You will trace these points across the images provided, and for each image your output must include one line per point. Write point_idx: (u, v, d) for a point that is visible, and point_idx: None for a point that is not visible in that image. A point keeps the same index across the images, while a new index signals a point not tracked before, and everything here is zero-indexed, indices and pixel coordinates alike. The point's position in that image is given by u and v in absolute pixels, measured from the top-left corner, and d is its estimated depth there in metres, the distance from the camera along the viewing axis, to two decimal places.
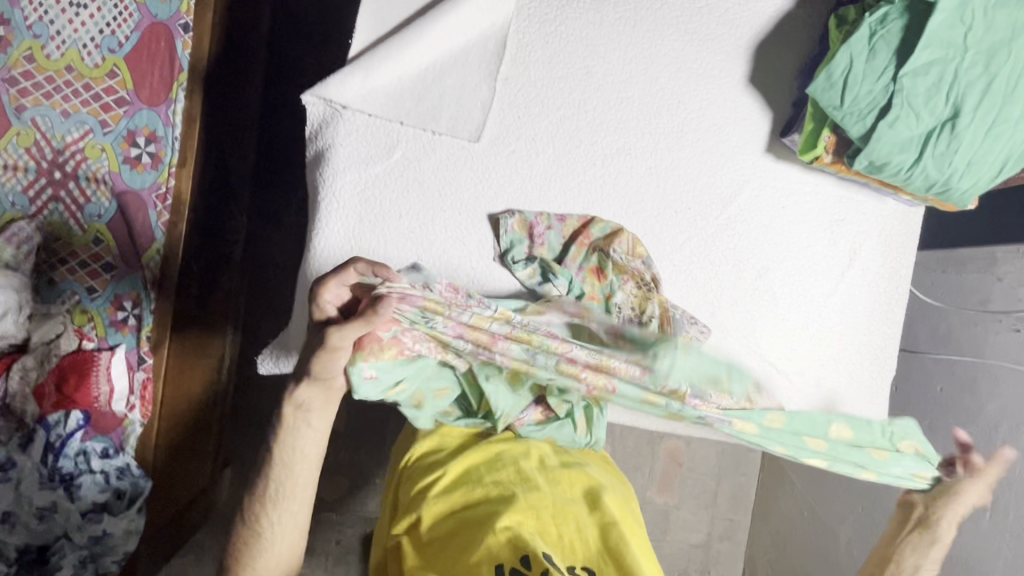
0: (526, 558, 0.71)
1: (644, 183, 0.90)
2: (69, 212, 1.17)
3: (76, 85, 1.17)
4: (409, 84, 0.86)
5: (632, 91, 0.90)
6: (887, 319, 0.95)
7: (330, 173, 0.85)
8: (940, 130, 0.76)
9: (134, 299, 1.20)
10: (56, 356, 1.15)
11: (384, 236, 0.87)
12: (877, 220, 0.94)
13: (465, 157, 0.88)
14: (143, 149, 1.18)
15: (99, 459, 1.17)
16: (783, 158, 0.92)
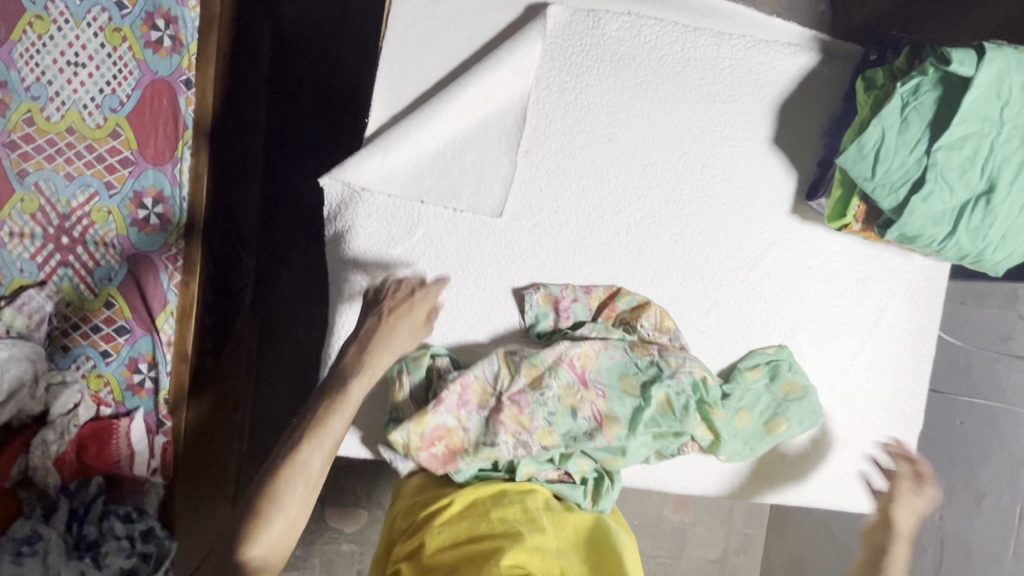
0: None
1: (669, 250, 0.89)
2: (79, 277, 1.15)
3: (79, 147, 1.14)
4: (428, 161, 0.84)
5: (655, 156, 0.88)
6: (914, 375, 0.95)
7: (351, 256, 0.84)
8: (974, 204, 0.75)
9: (149, 361, 1.18)
10: (76, 426, 1.14)
11: (411, 309, 0.85)
12: (903, 277, 0.93)
13: (487, 233, 0.86)
14: (151, 211, 1.16)
15: (124, 524, 1.15)
16: (809, 220, 0.91)
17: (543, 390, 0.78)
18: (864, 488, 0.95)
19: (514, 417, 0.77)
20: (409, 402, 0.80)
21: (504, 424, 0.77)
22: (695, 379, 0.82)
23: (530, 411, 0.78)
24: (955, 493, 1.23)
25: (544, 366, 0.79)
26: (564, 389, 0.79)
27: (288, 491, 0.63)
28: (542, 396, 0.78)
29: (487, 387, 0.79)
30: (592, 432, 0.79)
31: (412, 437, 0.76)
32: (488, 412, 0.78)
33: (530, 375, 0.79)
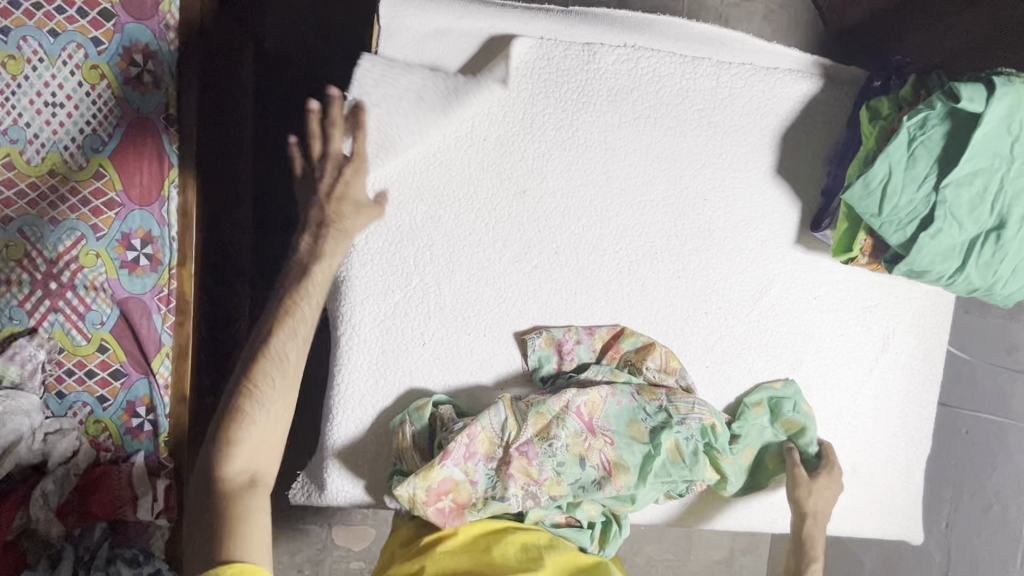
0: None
1: (672, 286, 0.87)
2: (71, 322, 1.13)
3: (62, 190, 1.10)
4: (424, 208, 0.82)
5: (655, 192, 0.85)
6: (922, 399, 0.94)
7: (347, 307, 0.82)
8: (984, 239, 0.74)
9: (146, 404, 1.16)
10: (75, 474, 1.13)
11: (412, 357, 0.84)
12: (909, 303, 0.92)
13: (486, 278, 0.84)
14: (139, 252, 1.13)
15: (130, 569, 1.14)
16: (814, 249, 0.89)
17: (551, 439, 0.77)
18: (874, 513, 0.95)
19: (523, 469, 0.76)
20: (412, 451, 0.79)
21: (512, 476, 0.76)
22: (703, 423, 0.81)
23: (538, 462, 0.76)
24: (961, 502, 1.24)
25: (552, 416, 0.78)
26: (572, 438, 0.78)
27: (264, 396, 0.68)
28: (550, 447, 0.77)
29: (495, 438, 0.77)
30: (601, 481, 0.78)
31: (418, 490, 0.74)
32: (496, 463, 0.77)
33: (538, 424, 0.78)
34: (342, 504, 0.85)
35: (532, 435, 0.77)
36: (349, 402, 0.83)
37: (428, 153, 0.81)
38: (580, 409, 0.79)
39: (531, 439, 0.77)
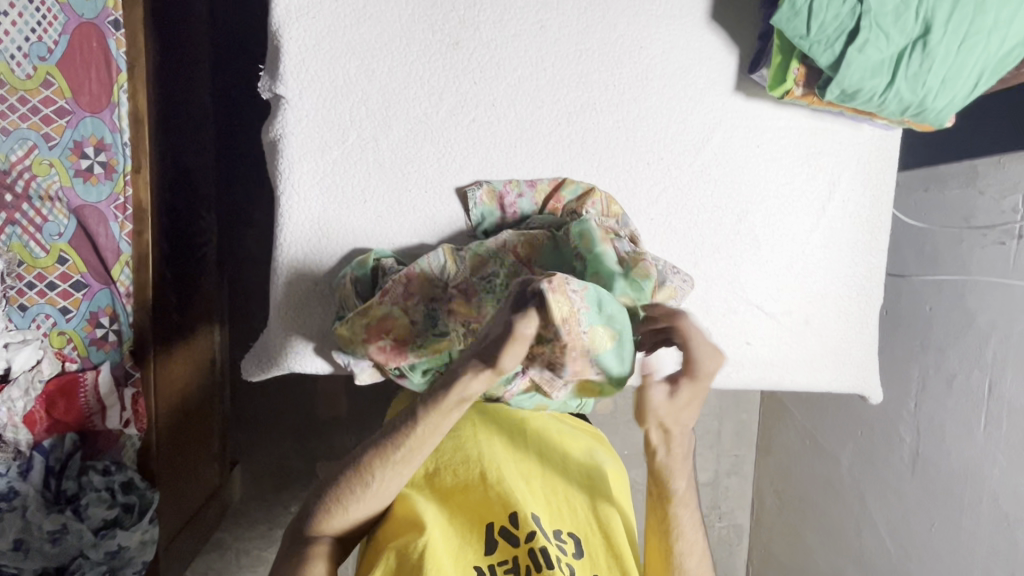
0: (515, 517, 0.74)
1: (613, 137, 0.87)
2: (28, 234, 1.13)
3: (11, 99, 1.10)
4: (356, 62, 0.81)
5: (590, 41, 0.85)
6: (871, 248, 0.95)
7: (286, 165, 0.82)
8: (911, 49, 0.73)
9: (110, 315, 1.16)
10: (40, 381, 1.13)
11: (359, 215, 0.84)
12: (854, 148, 0.92)
13: (424, 133, 0.84)
14: (93, 160, 1.13)
15: (101, 477, 1.16)
16: (753, 95, 0.89)
17: (489, 275, 0.78)
18: (829, 365, 0.96)
19: (462, 304, 0.77)
20: (354, 297, 0.79)
21: (453, 311, 0.77)
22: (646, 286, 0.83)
23: (481, 297, 0.77)
24: (928, 378, 1.25)
25: (490, 257, 0.79)
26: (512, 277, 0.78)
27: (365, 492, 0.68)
28: (489, 282, 0.78)
29: (433, 275, 0.78)
30: None
31: (356, 327, 0.76)
32: (437, 302, 0.78)
33: (477, 263, 0.79)
34: (295, 368, 0.84)
35: (467, 271, 0.79)
36: (294, 263, 0.83)
37: (357, 6, 0.81)
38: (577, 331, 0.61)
39: (471, 273, 0.79)
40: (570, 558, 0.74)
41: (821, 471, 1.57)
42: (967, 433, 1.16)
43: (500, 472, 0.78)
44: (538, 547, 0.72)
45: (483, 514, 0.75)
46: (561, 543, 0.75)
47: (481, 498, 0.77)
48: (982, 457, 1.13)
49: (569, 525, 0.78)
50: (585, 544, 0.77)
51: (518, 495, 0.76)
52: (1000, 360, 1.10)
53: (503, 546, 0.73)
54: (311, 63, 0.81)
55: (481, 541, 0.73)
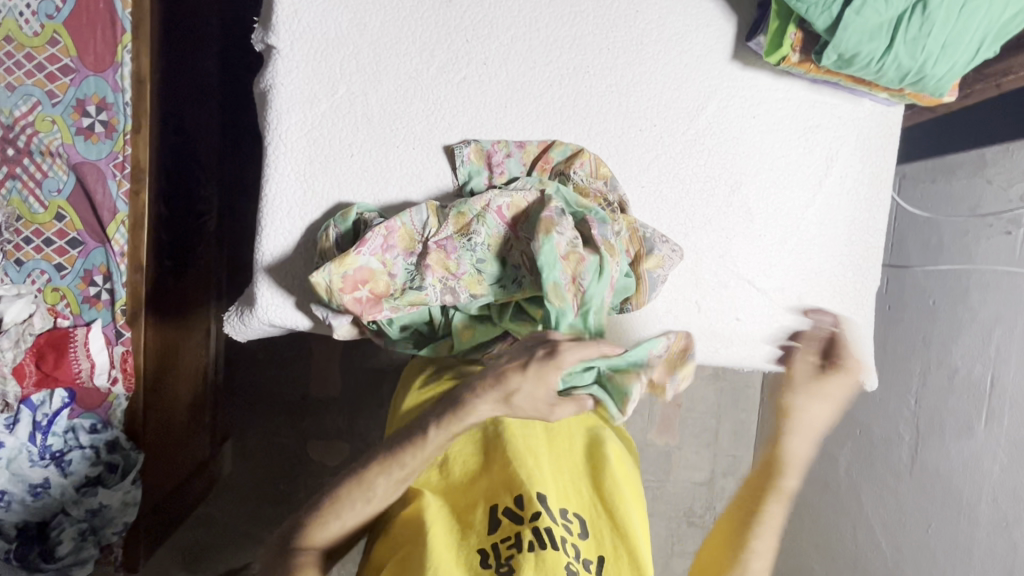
0: (520, 499, 0.70)
1: (605, 101, 0.86)
2: (28, 189, 1.15)
3: (18, 56, 1.12)
4: (349, 15, 0.81)
5: (585, 4, 0.85)
6: (868, 227, 0.94)
7: (273, 115, 0.81)
8: (911, 13, 0.71)
9: (104, 273, 1.17)
10: (31, 335, 1.13)
11: (345, 169, 0.83)
12: (853, 123, 0.91)
13: (414, 89, 0.83)
14: (95, 119, 1.15)
15: (88, 434, 1.16)
16: (751, 64, 0.88)
17: (470, 235, 0.78)
18: None
19: (440, 262, 0.77)
20: (334, 251, 0.79)
21: (431, 267, 0.77)
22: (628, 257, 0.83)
23: (460, 256, 0.78)
24: (929, 374, 1.21)
25: (474, 217, 0.79)
26: (492, 238, 0.79)
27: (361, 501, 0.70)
28: (470, 242, 0.78)
29: (416, 233, 0.79)
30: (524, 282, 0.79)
31: (334, 278, 0.74)
32: (415, 257, 0.79)
33: (459, 222, 0.79)
34: (274, 321, 0.83)
35: (451, 231, 0.78)
36: (277, 214, 0.82)
37: None
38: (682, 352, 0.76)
39: (454, 231, 0.79)
40: (576, 538, 0.70)
41: (818, 473, 1.51)
42: (967, 430, 1.12)
43: (509, 450, 0.74)
44: (543, 527, 0.67)
45: (490, 497, 0.72)
46: (566, 522, 0.70)
47: (487, 484, 0.73)
48: (982, 455, 1.08)
49: (575, 505, 0.74)
50: (592, 527, 0.73)
51: (525, 474, 0.72)
52: (1003, 355, 1.06)
53: (506, 525, 0.69)
54: (303, 14, 0.81)
55: (482, 524, 0.69)
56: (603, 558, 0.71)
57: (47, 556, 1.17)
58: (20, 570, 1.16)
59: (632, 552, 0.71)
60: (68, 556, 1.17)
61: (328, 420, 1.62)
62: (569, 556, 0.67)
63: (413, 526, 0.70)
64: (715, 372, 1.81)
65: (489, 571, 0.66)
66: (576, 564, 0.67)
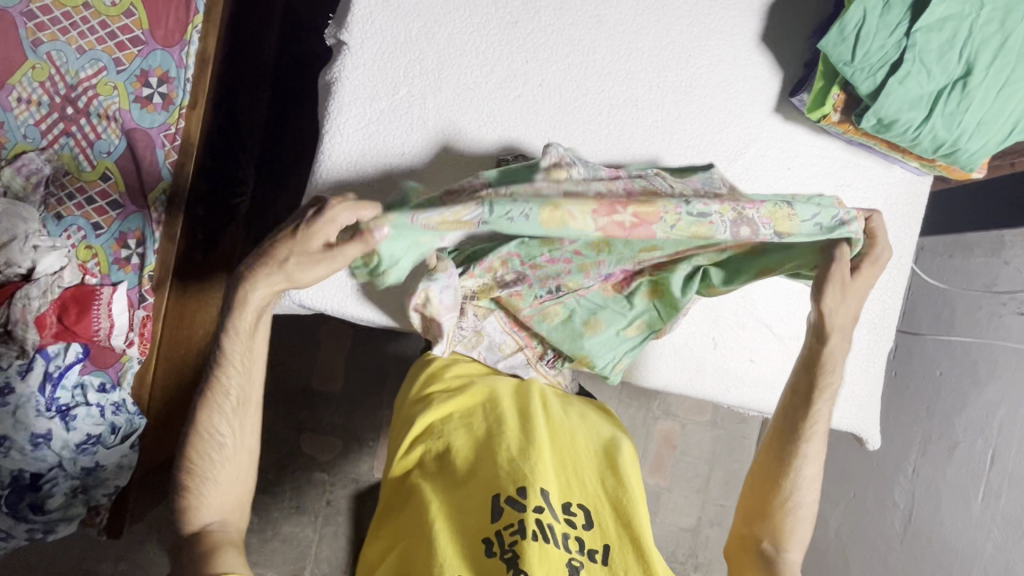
0: (523, 491, 0.70)
1: (650, 135, 0.90)
2: (80, 148, 1.18)
3: (92, 22, 1.17)
4: (419, 22, 0.86)
5: (642, 42, 0.89)
6: (888, 289, 0.96)
7: (335, 106, 0.85)
8: (951, 89, 0.75)
9: (138, 238, 1.20)
10: (58, 288, 1.14)
11: (395, 165, 0.86)
12: (882, 186, 0.95)
13: (470, 100, 0.87)
14: (155, 90, 1.20)
15: (96, 393, 1.17)
16: (791, 119, 0.92)
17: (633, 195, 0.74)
18: None
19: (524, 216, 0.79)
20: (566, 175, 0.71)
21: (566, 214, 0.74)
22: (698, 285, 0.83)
23: (678, 212, 0.68)
24: (929, 444, 1.22)
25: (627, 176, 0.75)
26: (724, 207, 0.70)
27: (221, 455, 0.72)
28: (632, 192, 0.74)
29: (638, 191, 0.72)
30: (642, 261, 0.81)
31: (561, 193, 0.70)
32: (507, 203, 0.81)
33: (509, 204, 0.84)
34: (304, 301, 0.86)
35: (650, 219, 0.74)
36: None
37: None
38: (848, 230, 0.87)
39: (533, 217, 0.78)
40: (580, 531, 0.71)
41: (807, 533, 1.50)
42: (963, 504, 1.12)
43: (512, 447, 0.75)
44: (543, 522, 0.69)
45: (488, 486, 0.71)
46: (569, 517, 0.72)
47: (488, 472, 0.73)
48: (977, 530, 1.09)
49: (579, 498, 0.75)
50: (595, 516, 0.74)
51: (529, 469, 0.73)
52: (1006, 432, 1.07)
53: (508, 513, 0.69)
54: (377, 17, 0.85)
55: (486, 515, 0.70)
56: (607, 547, 0.72)
57: (36, 509, 1.15)
58: (6, 518, 1.14)
59: (636, 541, 0.72)
60: (57, 510, 1.17)
61: (326, 415, 1.62)
62: (569, 552, 0.69)
63: (416, 521, 0.71)
64: (713, 420, 1.87)
65: (494, 558, 0.66)
66: (577, 558, 0.69)
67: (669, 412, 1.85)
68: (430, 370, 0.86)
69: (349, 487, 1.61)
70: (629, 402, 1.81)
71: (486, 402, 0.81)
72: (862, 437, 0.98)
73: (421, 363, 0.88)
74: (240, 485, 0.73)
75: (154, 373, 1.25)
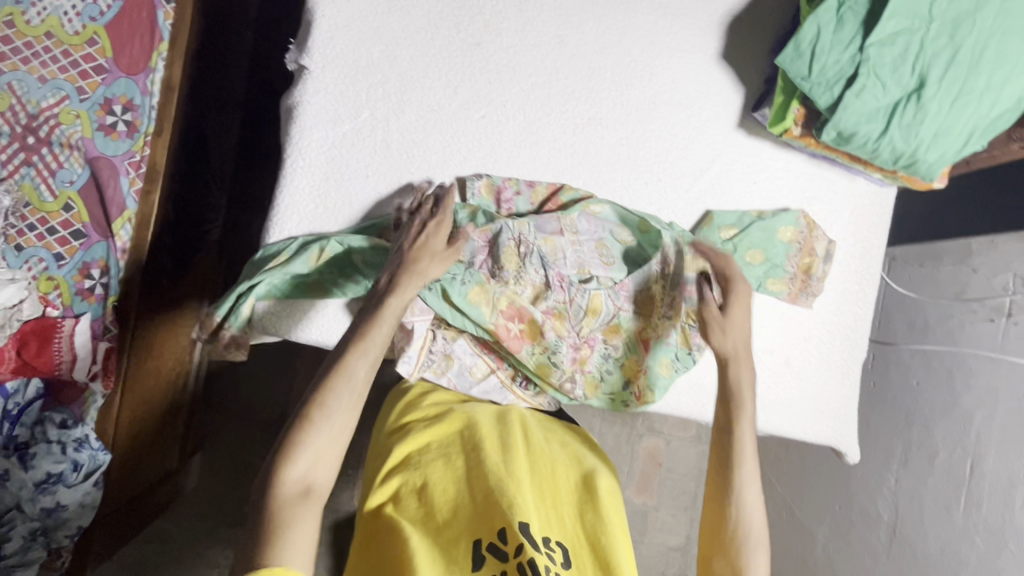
0: (504, 532, 0.67)
1: (615, 153, 0.90)
2: (41, 178, 1.15)
3: (55, 51, 1.16)
4: (381, 45, 0.86)
5: (604, 61, 0.90)
6: (858, 300, 0.96)
7: (296, 130, 0.84)
8: (906, 101, 0.76)
9: (102, 267, 1.18)
10: (17, 321, 1.10)
11: (358, 189, 0.85)
12: (848, 199, 0.95)
13: (434, 122, 0.87)
14: (119, 117, 1.18)
15: (57, 429, 1.13)
16: (754, 134, 0.93)
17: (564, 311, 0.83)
18: (806, 412, 0.94)
19: (478, 286, 0.80)
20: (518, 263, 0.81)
21: (501, 311, 0.81)
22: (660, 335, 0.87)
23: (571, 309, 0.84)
24: (910, 455, 1.21)
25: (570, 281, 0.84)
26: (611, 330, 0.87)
27: (330, 408, 0.60)
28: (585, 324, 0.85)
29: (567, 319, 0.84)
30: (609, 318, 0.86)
31: (501, 297, 0.81)
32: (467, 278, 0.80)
33: (485, 233, 0.82)
34: (268, 330, 0.82)
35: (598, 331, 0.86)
36: (288, 227, 0.84)
37: None
38: (813, 246, 0.91)
39: (488, 243, 0.82)
40: (560, 568, 0.67)
41: (796, 549, 1.49)
42: (945, 514, 1.11)
43: (491, 479, 0.73)
44: (527, 560, 0.64)
45: (470, 530, 0.68)
46: (551, 554, 0.68)
47: (468, 512, 0.71)
48: (960, 542, 1.07)
49: (558, 535, 0.72)
50: (574, 555, 0.71)
51: (509, 503, 0.69)
52: (984, 438, 1.06)
53: (489, 560, 0.65)
54: (338, 42, 0.85)
55: (463, 557, 0.66)
56: None
57: None
58: None
59: None
60: (14, 554, 1.12)
61: None
62: None
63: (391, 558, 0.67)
64: (699, 436, 1.86)
65: None
66: None
67: (654, 428, 1.83)
68: (405, 401, 0.86)
69: (327, 518, 1.56)
70: (614, 420, 1.79)
71: (465, 432, 0.80)
72: (839, 450, 0.97)
73: (398, 393, 0.88)
74: (338, 446, 0.60)
75: (119, 405, 1.21)
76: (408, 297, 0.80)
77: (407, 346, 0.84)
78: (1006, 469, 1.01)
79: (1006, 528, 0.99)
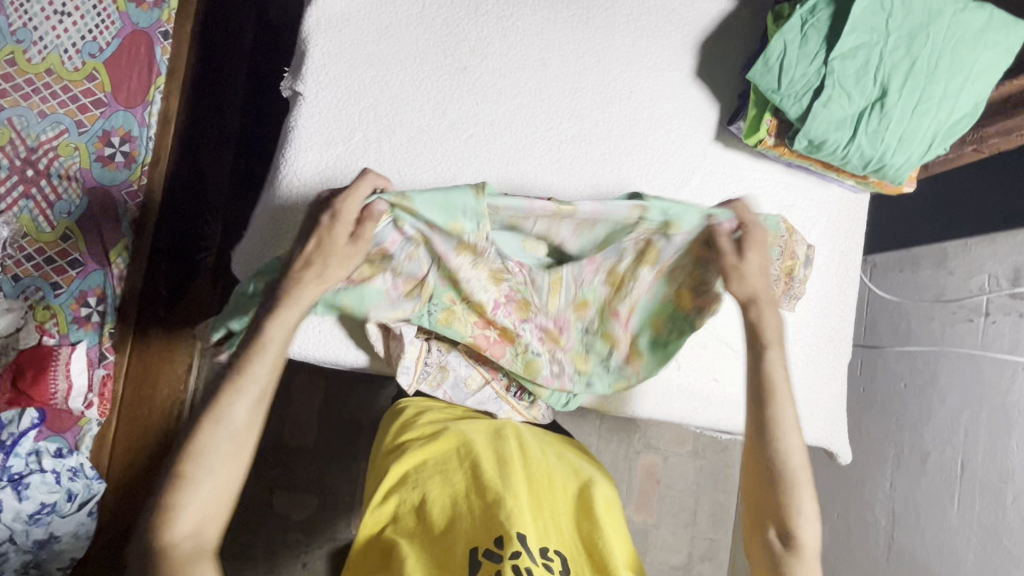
0: (500, 540, 0.67)
1: (599, 167, 0.94)
2: (40, 210, 1.18)
3: (55, 87, 1.20)
4: (372, 71, 0.90)
5: (585, 81, 0.95)
6: (840, 302, 1.00)
7: (292, 153, 0.87)
8: (871, 109, 0.81)
9: (99, 295, 1.20)
10: (14, 349, 1.12)
11: None
12: (824, 205, 0.99)
13: (424, 142, 0.91)
14: (117, 149, 1.22)
15: (52, 459, 1.13)
16: (731, 146, 0.97)
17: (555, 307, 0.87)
18: (796, 414, 0.96)
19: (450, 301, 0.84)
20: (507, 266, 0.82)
21: (475, 323, 0.85)
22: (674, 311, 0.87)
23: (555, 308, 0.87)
24: (903, 458, 1.22)
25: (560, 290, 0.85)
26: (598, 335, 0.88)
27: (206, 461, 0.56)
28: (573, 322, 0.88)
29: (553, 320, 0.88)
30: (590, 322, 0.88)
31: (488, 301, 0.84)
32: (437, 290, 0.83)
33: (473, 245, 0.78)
34: None
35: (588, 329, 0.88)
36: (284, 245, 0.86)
37: (381, 26, 0.90)
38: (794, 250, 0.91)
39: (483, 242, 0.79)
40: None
41: None
42: (940, 515, 1.12)
43: (488, 490, 0.73)
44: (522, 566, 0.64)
45: (468, 538, 0.68)
46: (548, 562, 0.68)
47: (464, 524, 0.70)
48: (956, 542, 1.08)
49: (557, 544, 0.72)
50: (571, 563, 0.71)
51: (506, 514, 0.69)
52: (971, 436, 1.08)
53: (486, 565, 0.65)
54: (331, 68, 0.89)
55: (461, 567, 0.66)
56: None
57: None
58: None
59: None
60: None
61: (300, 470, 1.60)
62: None
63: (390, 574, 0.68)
64: (696, 450, 1.86)
65: None
66: None
67: (651, 445, 1.83)
68: (403, 420, 0.87)
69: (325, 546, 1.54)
70: (610, 437, 1.79)
71: (461, 448, 0.80)
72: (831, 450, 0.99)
73: (394, 416, 0.89)
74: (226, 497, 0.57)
75: (116, 432, 1.21)
76: (394, 306, 0.84)
77: (403, 357, 0.85)
78: (994, 465, 1.03)
79: (999, 524, 1.00)
